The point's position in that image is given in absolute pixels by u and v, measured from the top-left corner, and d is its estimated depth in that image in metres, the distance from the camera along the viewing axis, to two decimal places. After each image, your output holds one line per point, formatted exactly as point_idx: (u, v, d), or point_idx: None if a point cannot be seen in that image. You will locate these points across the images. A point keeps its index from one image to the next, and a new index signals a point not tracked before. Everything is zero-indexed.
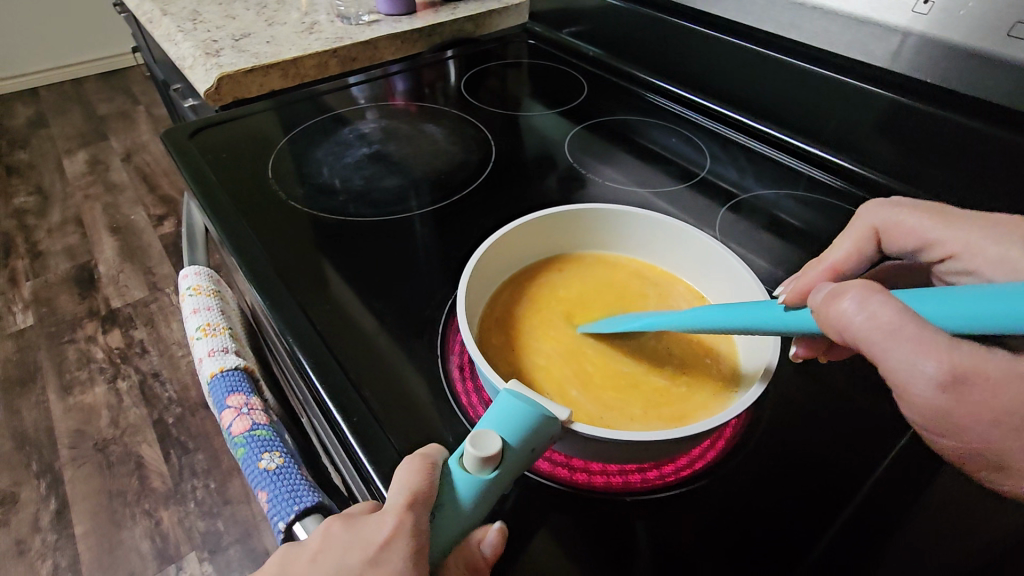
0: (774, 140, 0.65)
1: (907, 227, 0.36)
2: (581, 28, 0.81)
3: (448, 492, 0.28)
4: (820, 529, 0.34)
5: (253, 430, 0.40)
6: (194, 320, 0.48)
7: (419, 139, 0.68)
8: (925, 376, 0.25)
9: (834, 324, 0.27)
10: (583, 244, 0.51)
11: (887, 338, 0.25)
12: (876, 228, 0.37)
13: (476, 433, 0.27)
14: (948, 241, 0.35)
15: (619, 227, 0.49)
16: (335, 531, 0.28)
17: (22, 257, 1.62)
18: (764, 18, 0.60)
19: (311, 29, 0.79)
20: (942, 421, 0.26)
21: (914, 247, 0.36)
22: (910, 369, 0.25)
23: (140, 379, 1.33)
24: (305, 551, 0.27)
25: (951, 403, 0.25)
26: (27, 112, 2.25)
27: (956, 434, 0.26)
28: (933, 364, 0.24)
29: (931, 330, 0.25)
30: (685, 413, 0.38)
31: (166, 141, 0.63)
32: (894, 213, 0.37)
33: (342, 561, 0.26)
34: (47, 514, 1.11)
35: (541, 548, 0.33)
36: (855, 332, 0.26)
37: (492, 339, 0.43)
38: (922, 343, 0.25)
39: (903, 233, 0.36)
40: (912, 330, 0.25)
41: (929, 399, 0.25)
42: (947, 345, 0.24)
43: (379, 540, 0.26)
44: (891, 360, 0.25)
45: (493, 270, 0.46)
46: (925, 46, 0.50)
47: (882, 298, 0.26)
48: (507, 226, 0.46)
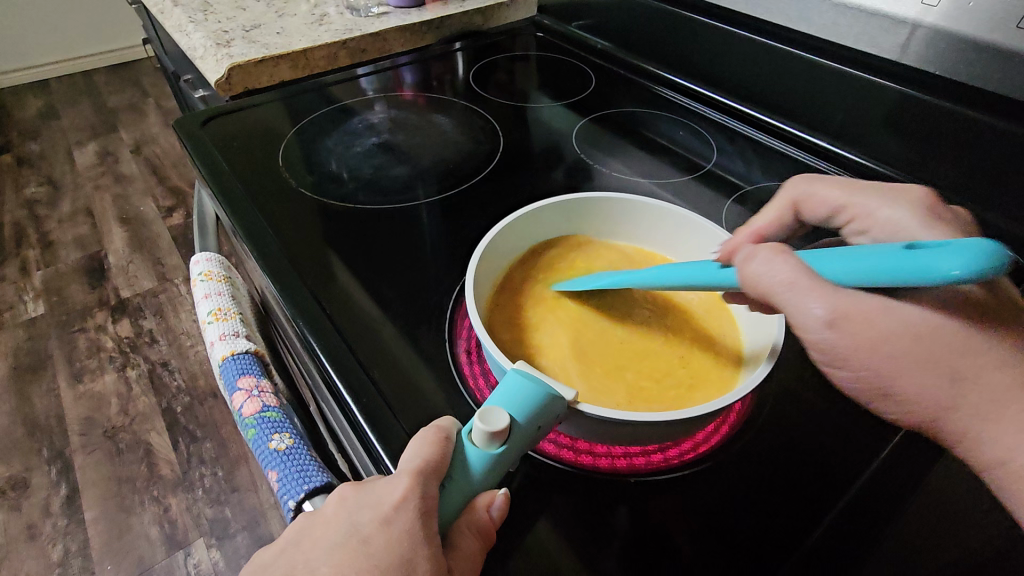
0: (780, 132, 0.65)
1: (818, 197, 0.39)
2: (589, 21, 0.82)
3: (460, 464, 0.29)
4: (819, 510, 0.34)
5: (264, 412, 0.40)
6: (206, 305, 0.49)
7: (428, 130, 0.68)
8: (816, 316, 0.30)
9: (749, 281, 0.32)
10: (589, 232, 0.51)
11: (786, 288, 0.30)
12: (794, 199, 0.40)
13: (483, 409, 0.28)
14: (852, 208, 0.37)
15: (625, 217, 0.50)
16: (345, 499, 0.28)
17: (34, 247, 1.64)
18: (771, 10, 0.61)
19: (321, 20, 0.79)
20: (832, 352, 0.31)
21: (825, 215, 0.39)
22: (805, 312, 0.30)
23: (149, 368, 1.35)
24: (320, 518, 0.28)
25: (838, 340, 0.30)
26: (39, 104, 2.27)
27: (847, 362, 0.31)
28: (822, 306, 0.29)
29: (821, 281, 0.30)
30: (686, 397, 0.39)
31: (180, 131, 0.64)
32: (809, 185, 0.39)
33: (355, 521, 0.27)
34: (58, 499, 1.13)
35: (544, 528, 0.33)
36: (765, 284, 0.31)
37: (499, 321, 0.44)
38: (813, 289, 0.30)
39: (817, 202, 0.39)
40: (804, 281, 0.30)
41: (820, 336, 0.30)
42: (832, 293, 0.29)
43: (390, 505, 0.27)
44: (788, 307, 0.30)
45: (500, 256, 0.46)
46: (934, 38, 0.50)
47: (785, 257, 0.31)
48: (514, 214, 0.46)
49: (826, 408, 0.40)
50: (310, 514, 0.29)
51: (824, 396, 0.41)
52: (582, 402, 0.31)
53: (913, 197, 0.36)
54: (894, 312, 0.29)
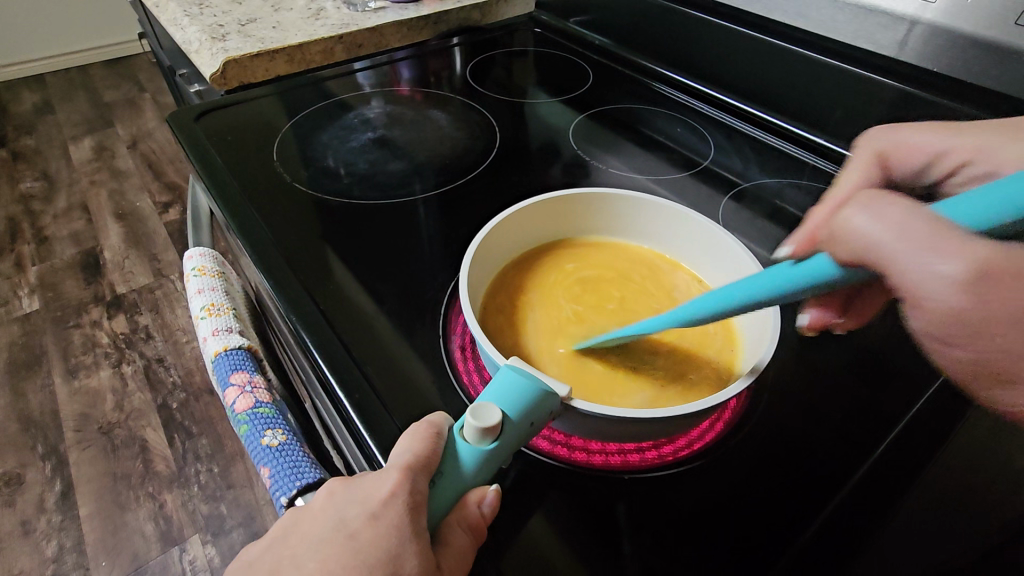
0: (779, 130, 0.65)
1: (910, 145, 0.37)
2: (588, 17, 0.81)
3: (450, 459, 0.28)
4: (813, 509, 0.34)
5: (256, 408, 0.40)
6: (198, 300, 0.49)
7: (424, 125, 0.68)
8: (943, 277, 0.21)
9: (848, 237, 0.24)
10: (590, 229, 0.51)
11: (899, 235, 0.22)
12: (883, 151, 0.38)
13: (476, 404, 0.28)
14: (955, 150, 0.36)
15: (627, 215, 0.49)
16: (333, 494, 0.28)
17: (29, 242, 1.63)
18: (770, 6, 0.60)
19: (317, 14, 0.78)
20: (964, 327, 0.22)
21: (923, 163, 0.37)
22: (927, 271, 0.22)
23: (144, 364, 1.34)
24: (308, 513, 0.28)
25: (977, 311, 0.21)
26: (34, 98, 2.26)
27: (978, 344, 0.22)
28: (955, 261, 0.21)
29: (952, 228, 0.22)
30: (645, 383, 0.40)
31: (174, 125, 0.64)
32: (897, 135, 0.38)
33: (343, 516, 0.27)
34: (52, 495, 1.12)
35: (537, 526, 0.33)
36: (869, 240, 0.23)
37: (495, 273, 0.47)
38: (944, 237, 0.22)
39: (909, 151, 0.38)
40: (930, 226, 0.22)
41: (947, 304, 0.22)
42: (968, 241, 0.21)
43: (377, 499, 0.27)
44: (904, 265, 0.22)
45: (501, 245, 0.46)
46: (932, 35, 0.50)
47: (897, 202, 0.23)
48: (511, 209, 0.46)
49: (823, 405, 0.40)
50: (298, 510, 0.29)
51: (821, 393, 0.41)
52: (575, 399, 0.31)
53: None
54: None
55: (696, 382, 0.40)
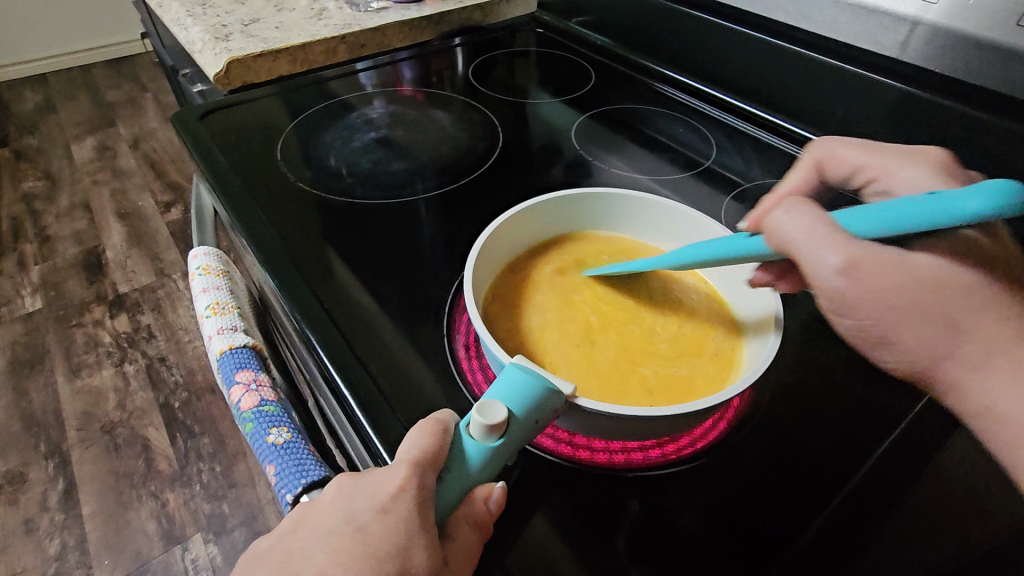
0: (782, 131, 0.65)
1: (842, 156, 0.40)
2: (589, 18, 0.81)
3: (456, 454, 0.29)
4: (816, 507, 0.34)
5: (261, 406, 0.40)
6: (203, 299, 0.49)
7: (427, 125, 0.68)
8: (830, 265, 0.29)
9: (772, 233, 0.32)
10: (597, 228, 0.51)
11: (804, 234, 0.30)
12: (817, 160, 0.41)
13: (482, 401, 0.28)
14: (871, 168, 0.39)
15: (633, 215, 0.49)
16: (341, 489, 0.28)
17: (31, 241, 1.64)
18: (771, 7, 0.61)
19: (320, 15, 0.79)
20: (844, 302, 0.30)
21: (847, 176, 0.40)
22: (819, 262, 0.30)
23: (146, 363, 1.35)
24: (316, 507, 0.28)
25: (851, 290, 0.30)
26: (36, 98, 2.26)
27: (856, 313, 0.30)
28: (838, 256, 0.29)
29: (841, 231, 0.30)
30: (644, 375, 0.40)
31: (178, 125, 0.64)
32: (834, 145, 0.40)
33: (351, 510, 0.27)
34: (55, 494, 1.12)
35: (540, 523, 0.33)
36: (784, 236, 0.31)
37: (508, 260, 0.48)
38: (833, 238, 0.30)
39: (838, 163, 0.40)
40: (825, 230, 0.30)
41: (832, 285, 0.30)
42: (849, 241, 0.29)
43: (386, 494, 0.27)
44: (805, 256, 0.30)
45: (507, 243, 0.47)
46: (934, 36, 0.50)
47: (809, 208, 0.31)
48: (516, 208, 0.46)
49: (825, 404, 0.40)
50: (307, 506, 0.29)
51: (822, 392, 0.41)
52: (580, 397, 0.31)
53: (935, 158, 0.38)
54: (912, 264, 0.29)
55: (692, 380, 0.40)
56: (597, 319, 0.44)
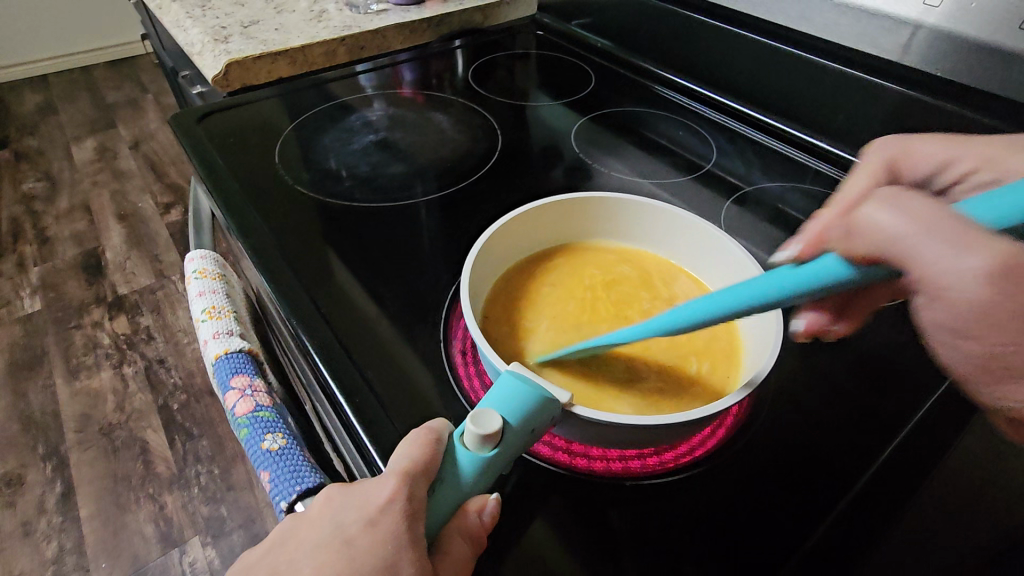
0: (783, 135, 0.64)
1: (916, 153, 0.37)
2: (588, 20, 0.81)
3: (449, 466, 0.28)
4: (816, 516, 0.34)
5: (257, 411, 0.40)
6: (200, 303, 0.49)
7: (426, 128, 0.68)
8: (966, 270, 0.22)
9: (865, 234, 0.24)
10: (613, 233, 0.50)
11: (921, 229, 0.23)
12: (894, 156, 0.38)
13: (477, 411, 0.27)
14: (968, 159, 0.36)
15: (646, 222, 0.49)
16: (331, 500, 0.28)
17: (30, 242, 1.63)
18: (772, 10, 0.60)
19: (319, 17, 0.79)
20: (980, 320, 0.22)
21: (927, 170, 0.38)
22: (951, 265, 0.22)
23: (145, 365, 1.34)
24: (305, 520, 0.28)
25: (993, 304, 0.22)
26: (37, 99, 2.26)
27: (995, 336, 0.22)
28: (979, 254, 0.21)
29: (976, 225, 0.22)
30: (632, 385, 0.40)
31: (176, 127, 0.64)
32: (903, 144, 0.38)
33: (340, 522, 0.27)
34: (53, 496, 1.12)
35: (537, 531, 0.33)
36: (889, 236, 0.24)
37: (535, 250, 0.49)
38: (962, 234, 0.22)
39: (918, 159, 0.37)
40: (950, 223, 0.22)
41: (967, 296, 0.22)
42: (989, 237, 0.22)
43: (374, 507, 0.26)
44: (926, 258, 0.23)
45: (527, 239, 0.48)
46: (935, 39, 0.50)
47: (916, 200, 0.24)
48: (520, 208, 0.46)
49: (826, 411, 0.40)
50: (296, 518, 0.29)
51: (824, 398, 0.41)
52: (577, 405, 0.31)
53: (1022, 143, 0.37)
54: None
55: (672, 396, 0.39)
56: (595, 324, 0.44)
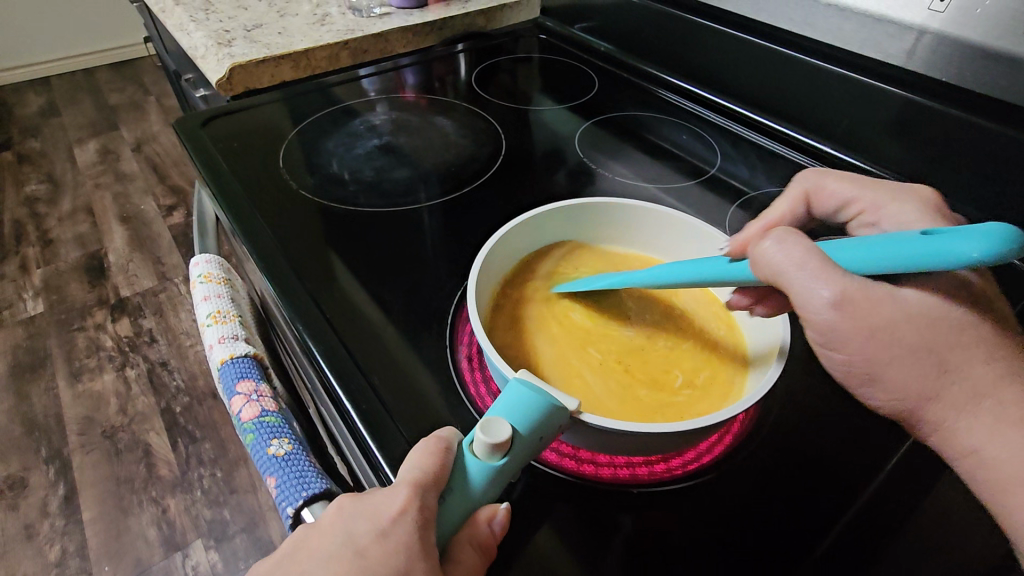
0: (788, 139, 0.64)
1: (828, 189, 0.39)
2: (591, 24, 0.81)
3: (459, 475, 0.28)
4: (824, 524, 0.34)
5: (263, 417, 0.40)
6: (205, 307, 0.49)
7: (429, 132, 0.68)
8: (823, 300, 0.29)
9: (760, 264, 0.31)
10: (628, 241, 0.50)
11: (796, 268, 0.29)
12: (806, 190, 0.40)
13: (485, 419, 0.27)
14: (862, 201, 0.38)
15: (658, 230, 0.49)
16: (342, 510, 0.28)
17: (33, 245, 1.64)
18: (777, 15, 0.61)
19: (323, 20, 0.79)
20: (830, 334, 0.30)
21: (834, 208, 0.39)
22: (811, 296, 0.29)
23: (148, 368, 1.34)
24: (316, 530, 0.28)
25: (841, 324, 0.29)
26: (40, 102, 2.27)
27: (842, 346, 0.30)
28: (829, 289, 0.29)
29: (832, 264, 0.29)
30: (631, 388, 0.39)
31: (180, 132, 0.64)
32: (820, 179, 0.40)
33: (351, 533, 0.27)
34: (56, 499, 1.12)
35: (544, 538, 0.33)
36: (775, 268, 0.30)
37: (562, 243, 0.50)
38: (822, 273, 0.29)
39: (829, 195, 0.39)
40: (814, 265, 0.29)
41: (823, 319, 0.30)
42: (840, 277, 0.29)
43: (386, 518, 0.26)
44: (796, 289, 0.30)
45: (551, 233, 0.49)
46: (938, 44, 0.50)
47: (799, 241, 0.30)
48: (530, 212, 0.46)
49: (832, 418, 0.40)
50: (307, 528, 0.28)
51: (830, 404, 0.41)
52: (585, 412, 0.31)
53: (925, 195, 0.37)
54: (898, 302, 0.29)
55: (665, 403, 0.39)
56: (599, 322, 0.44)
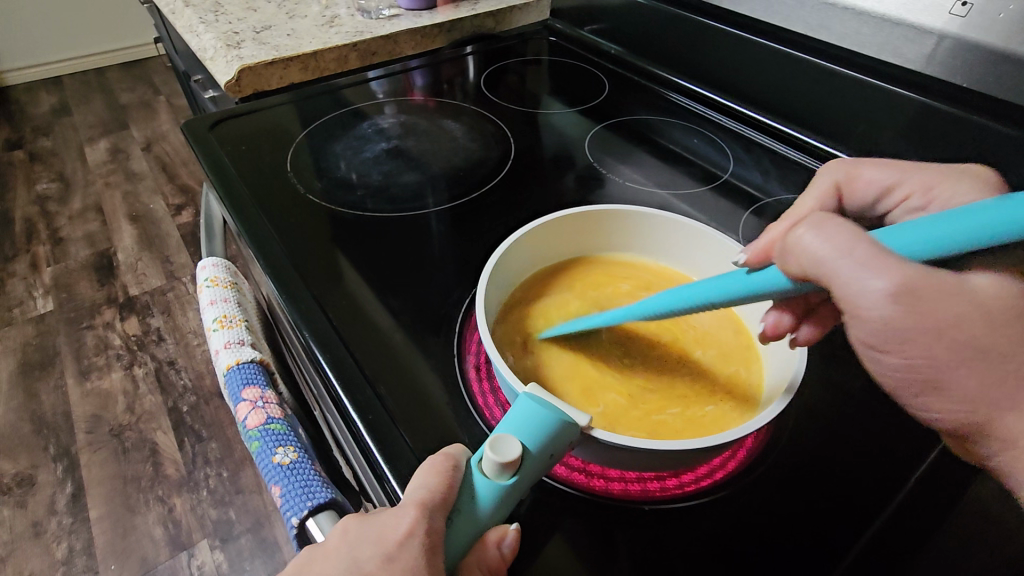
0: (802, 145, 0.63)
1: (863, 178, 0.37)
2: (601, 26, 0.81)
3: (467, 495, 0.28)
4: (842, 544, 0.33)
5: (268, 424, 0.40)
6: (211, 312, 0.48)
7: (438, 135, 0.68)
8: (877, 291, 0.26)
9: (797, 258, 0.28)
10: (654, 254, 0.49)
11: (840, 256, 0.27)
12: (836, 181, 0.38)
13: (495, 436, 0.27)
14: (906, 184, 0.36)
15: (683, 244, 0.48)
16: (346, 532, 0.27)
17: (43, 243, 1.65)
18: (792, 17, 0.59)
19: (332, 22, 0.78)
20: (885, 332, 0.27)
21: (871, 198, 0.37)
22: (859, 286, 0.26)
23: (155, 367, 1.35)
24: (319, 553, 0.27)
25: (898, 318, 0.26)
26: (51, 101, 2.28)
27: (900, 347, 0.27)
28: (883, 277, 0.26)
29: (885, 252, 0.26)
30: (621, 398, 0.39)
31: (188, 133, 0.64)
32: (851, 168, 0.38)
33: (356, 557, 0.26)
34: (63, 497, 1.13)
35: (554, 554, 0.32)
36: (821, 263, 0.27)
37: (595, 252, 0.50)
38: (874, 260, 0.26)
39: (861, 186, 0.37)
40: (866, 249, 0.26)
41: (878, 312, 0.26)
42: (898, 264, 0.26)
43: (392, 542, 0.26)
44: (842, 281, 0.27)
45: (577, 238, 0.49)
46: (960, 49, 0.49)
47: (840, 227, 0.27)
48: (548, 216, 0.46)
49: (850, 434, 0.39)
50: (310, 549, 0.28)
51: (847, 417, 0.40)
52: (596, 428, 0.30)
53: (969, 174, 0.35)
54: (967, 291, 0.26)
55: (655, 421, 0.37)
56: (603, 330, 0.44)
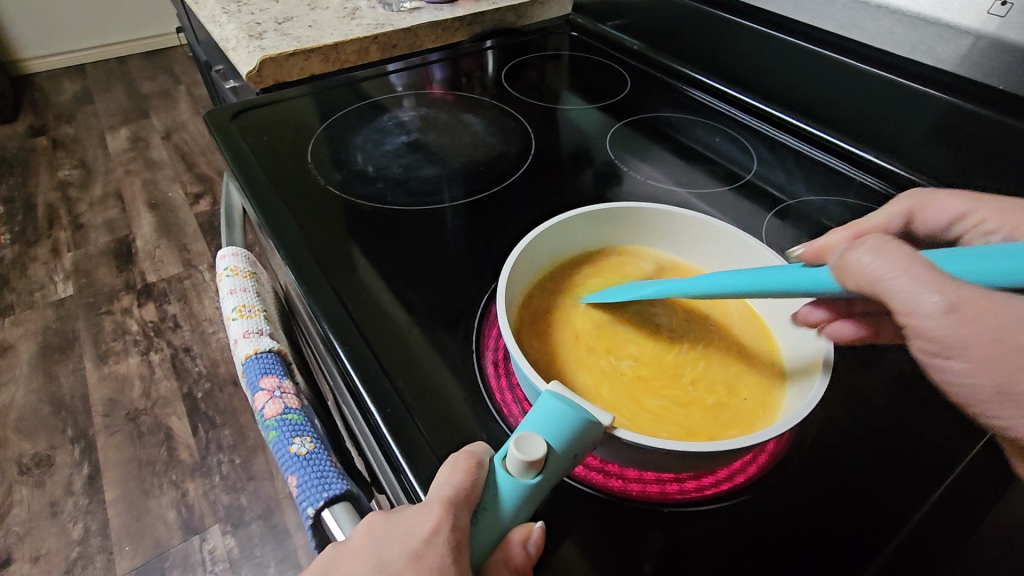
0: (827, 145, 0.62)
1: (937, 205, 0.38)
2: (625, 21, 0.80)
3: (491, 494, 0.28)
4: (860, 558, 0.32)
5: (285, 414, 0.40)
6: (231, 301, 0.49)
7: (458, 129, 0.67)
8: (932, 304, 0.26)
9: (851, 275, 0.29)
10: (692, 258, 0.48)
11: (898, 272, 0.27)
12: (911, 207, 0.39)
13: (520, 435, 0.27)
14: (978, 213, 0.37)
15: (720, 250, 0.46)
16: (372, 530, 0.27)
17: (65, 228, 1.67)
18: (821, 16, 0.58)
19: (353, 14, 0.78)
20: (944, 342, 0.26)
21: (945, 222, 0.38)
22: (917, 299, 0.27)
23: (171, 353, 1.37)
24: (345, 550, 0.27)
25: (953, 333, 0.26)
26: (74, 89, 2.32)
27: (963, 355, 0.26)
28: (937, 291, 0.26)
29: (941, 272, 0.27)
30: (617, 387, 0.39)
31: (210, 122, 0.64)
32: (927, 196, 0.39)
33: (382, 556, 0.26)
34: (80, 478, 1.15)
35: (567, 554, 0.32)
36: (879, 279, 0.28)
37: (635, 247, 0.50)
38: (933, 278, 0.26)
39: (934, 213, 0.38)
40: (923, 268, 0.27)
41: (934, 326, 0.26)
42: (955, 282, 0.26)
43: (418, 540, 0.26)
44: (901, 296, 0.27)
45: (602, 233, 0.48)
46: (998, 50, 0.47)
47: (895, 245, 0.28)
48: (584, 207, 0.46)
49: (873, 442, 0.38)
50: (334, 547, 0.28)
51: (868, 426, 0.39)
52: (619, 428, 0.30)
53: None
54: None
55: (650, 415, 0.37)
56: (613, 317, 0.44)
